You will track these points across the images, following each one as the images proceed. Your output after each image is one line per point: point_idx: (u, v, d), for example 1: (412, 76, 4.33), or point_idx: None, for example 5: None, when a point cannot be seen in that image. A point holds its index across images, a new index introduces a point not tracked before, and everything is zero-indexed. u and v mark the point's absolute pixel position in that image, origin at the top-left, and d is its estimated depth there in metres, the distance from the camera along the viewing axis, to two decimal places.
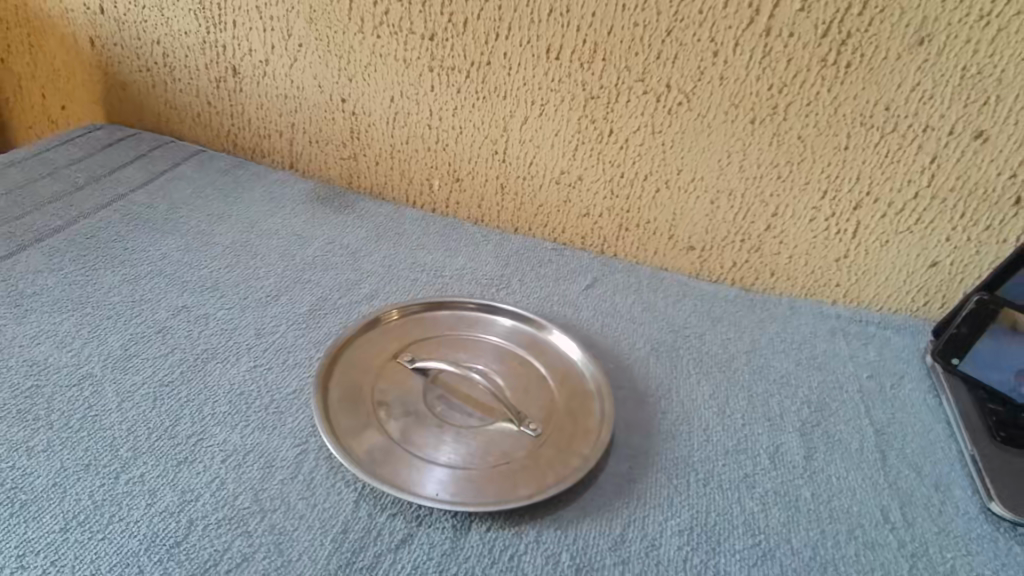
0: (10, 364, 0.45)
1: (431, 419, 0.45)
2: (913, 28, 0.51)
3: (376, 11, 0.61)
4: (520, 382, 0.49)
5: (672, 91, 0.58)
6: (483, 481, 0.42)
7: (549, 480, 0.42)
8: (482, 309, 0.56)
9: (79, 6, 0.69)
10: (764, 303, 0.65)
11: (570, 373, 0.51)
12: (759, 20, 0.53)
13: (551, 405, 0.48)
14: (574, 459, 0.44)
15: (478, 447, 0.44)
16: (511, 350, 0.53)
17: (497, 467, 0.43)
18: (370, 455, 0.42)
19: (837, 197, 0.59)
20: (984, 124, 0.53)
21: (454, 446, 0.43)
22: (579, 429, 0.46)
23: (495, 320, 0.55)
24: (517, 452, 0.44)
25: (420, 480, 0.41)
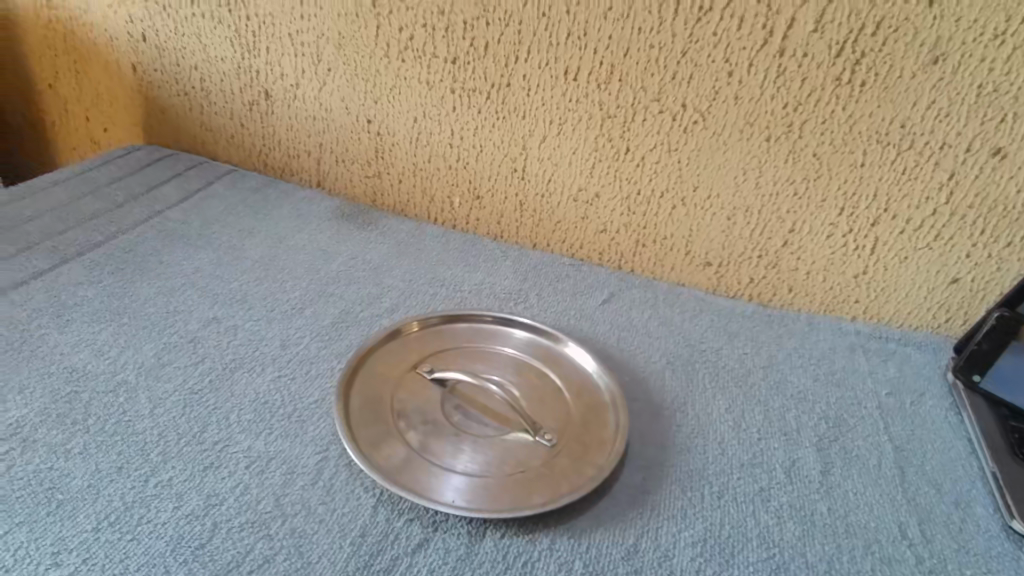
0: (52, 370, 0.47)
1: (448, 428, 0.46)
2: (927, 47, 0.51)
3: (402, 36, 0.63)
4: (535, 394, 0.50)
5: (687, 111, 0.59)
6: (499, 489, 0.43)
7: (564, 489, 0.43)
8: (499, 321, 0.57)
9: (122, 34, 0.73)
10: (782, 319, 0.65)
11: (585, 385, 0.52)
12: (773, 41, 0.54)
13: (566, 416, 0.49)
14: (589, 469, 0.45)
15: (494, 456, 0.45)
16: (527, 362, 0.54)
17: (513, 475, 0.44)
18: (389, 462, 0.43)
19: (854, 213, 0.60)
20: (1002, 141, 0.53)
21: (471, 454, 0.45)
22: (594, 440, 0.47)
23: (511, 333, 0.57)
24: (533, 461, 0.45)
25: (437, 487, 0.42)
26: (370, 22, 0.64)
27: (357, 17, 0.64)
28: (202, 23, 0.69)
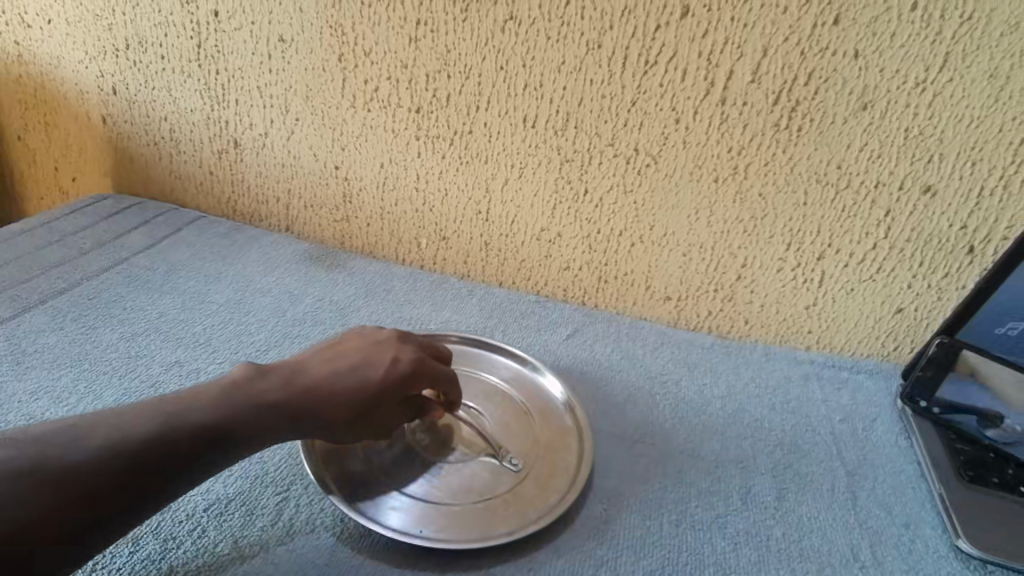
0: (9, 419, 0.47)
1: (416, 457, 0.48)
2: (856, 95, 0.54)
3: (367, 88, 0.66)
4: (502, 418, 0.53)
5: (640, 155, 0.61)
6: (465, 518, 0.44)
7: (528, 516, 0.45)
8: (472, 343, 0.61)
9: (93, 88, 0.74)
10: (739, 350, 0.67)
11: (549, 409, 0.55)
12: (714, 91, 0.56)
13: (531, 443, 0.51)
14: (552, 496, 0.47)
15: (460, 485, 0.47)
16: (495, 387, 0.57)
17: (479, 505, 0.45)
18: (357, 493, 0.45)
19: (801, 248, 0.62)
20: (931, 180, 0.56)
21: (438, 486, 0.46)
22: (558, 468, 0.49)
23: (485, 355, 0.60)
24: (498, 489, 0.47)
25: (404, 518, 0.44)
26: (336, 75, 0.66)
27: (324, 70, 0.66)
28: (172, 77, 0.71)
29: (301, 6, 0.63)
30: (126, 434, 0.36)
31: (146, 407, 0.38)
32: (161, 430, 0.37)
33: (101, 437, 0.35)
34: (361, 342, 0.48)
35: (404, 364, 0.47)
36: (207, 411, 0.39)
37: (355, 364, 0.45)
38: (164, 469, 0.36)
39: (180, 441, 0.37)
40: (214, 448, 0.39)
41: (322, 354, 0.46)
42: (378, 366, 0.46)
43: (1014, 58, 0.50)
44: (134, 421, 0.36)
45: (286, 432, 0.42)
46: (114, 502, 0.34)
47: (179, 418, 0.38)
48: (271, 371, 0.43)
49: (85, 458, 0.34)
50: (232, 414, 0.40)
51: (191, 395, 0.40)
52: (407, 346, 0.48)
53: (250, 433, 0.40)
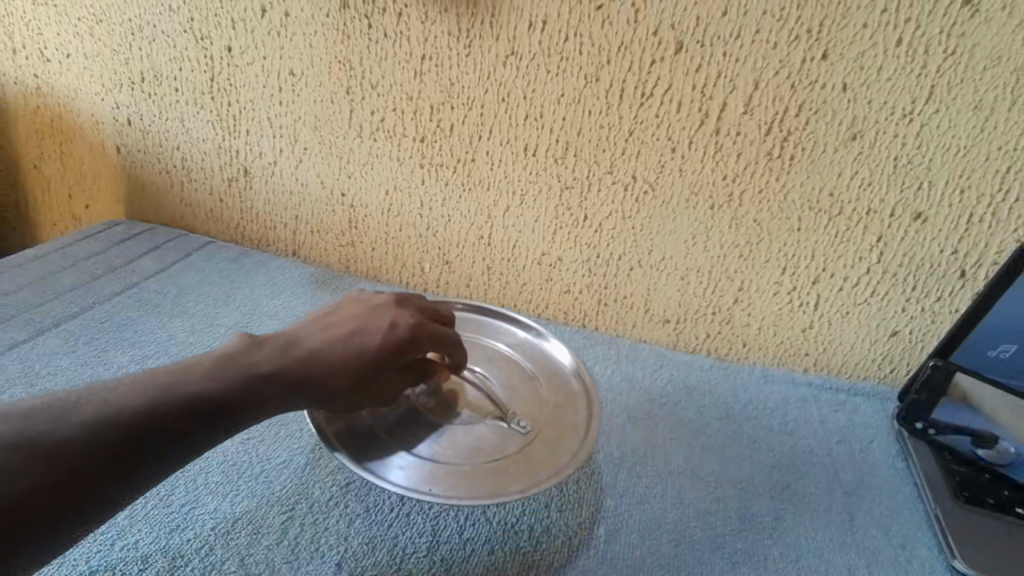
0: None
1: (426, 420, 0.50)
2: (845, 126, 0.55)
3: (374, 119, 0.68)
4: (507, 380, 0.56)
5: (637, 182, 0.63)
6: (476, 477, 0.45)
7: (538, 473, 0.46)
8: (476, 310, 0.63)
9: (109, 119, 0.77)
10: (737, 373, 0.69)
11: (554, 370, 0.57)
12: (708, 121, 0.58)
13: (538, 406, 0.53)
14: (560, 454, 0.48)
15: (470, 448, 0.48)
16: (500, 351, 0.59)
17: (488, 466, 0.47)
18: (370, 454, 0.47)
19: (796, 272, 0.63)
20: (921, 207, 0.57)
21: (447, 448, 0.48)
22: (568, 428, 0.50)
23: (489, 322, 0.62)
24: (507, 451, 0.48)
25: (414, 478, 0.45)
26: (343, 106, 0.68)
27: (331, 102, 0.68)
28: (185, 109, 0.73)
29: (310, 42, 0.65)
30: (117, 408, 0.37)
31: (138, 382, 0.39)
32: (152, 403, 0.38)
33: (90, 412, 0.36)
34: (357, 311, 0.50)
35: (401, 328, 0.49)
36: (201, 384, 0.40)
37: (351, 331, 0.47)
38: (158, 441, 0.37)
39: (173, 415, 0.38)
40: (212, 420, 0.39)
41: (318, 325, 0.48)
42: (375, 332, 0.48)
43: (999, 91, 0.51)
44: (127, 395, 0.37)
45: (286, 400, 0.43)
46: (106, 476, 0.35)
47: (172, 391, 0.39)
48: (265, 342, 0.45)
49: (74, 434, 0.35)
50: (230, 384, 0.41)
51: (184, 368, 0.41)
52: (404, 312, 0.50)
53: (248, 403, 0.41)
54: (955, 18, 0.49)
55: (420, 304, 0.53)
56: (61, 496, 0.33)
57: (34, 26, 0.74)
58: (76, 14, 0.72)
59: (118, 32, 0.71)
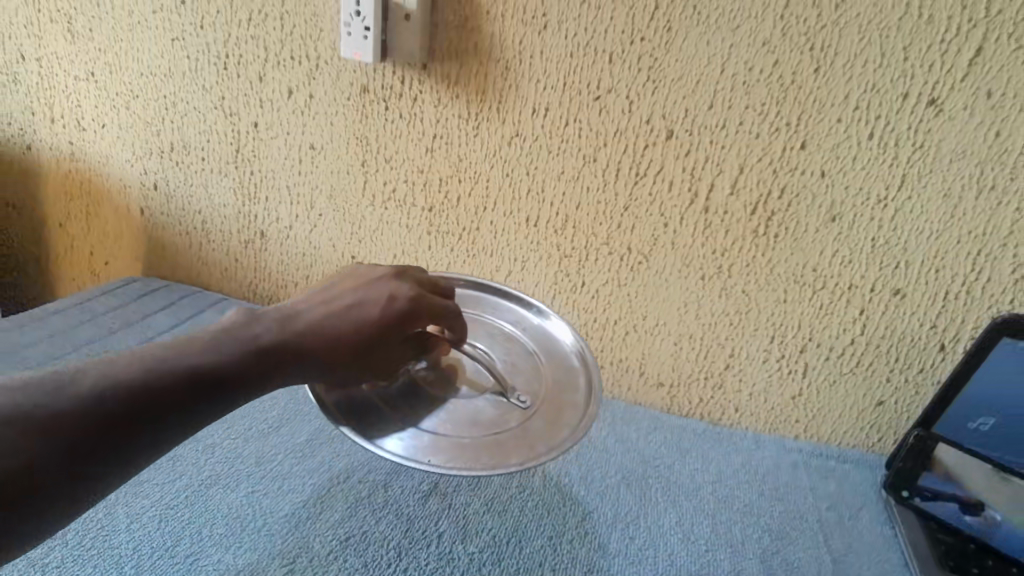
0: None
1: (426, 393, 0.52)
2: (825, 209, 0.59)
3: (386, 189, 0.72)
4: (509, 357, 0.56)
5: (632, 253, 0.67)
6: (477, 450, 0.48)
7: (537, 447, 0.48)
8: (477, 287, 0.63)
9: (135, 184, 0.81)
10: (729, 437, 0.71)
11: (554, 348, 0.58)
12: (698, 200, 0.62)
13: (539, 383, 0.54)
14: (559, 430, 0.50)
15: (471, 422, 0.50)
16: (501, 327, 0.59)
17: (489, 439, 0.49)
18: (373, 425, 0.49)
19: (784, 341, 0.66)
20: (900, 284, 0.60)
21: (449, 423, 0.50)
22: (567, 404, 0.52)
23: (490, 298, 0.62)
24: (507, 425, 0.50)
25: (418, 449, 0.47)
26: (358, 178, 0.72)
27: (347, 173, 0.72)
28: (209, 176, 0.78)
29: (331, 120, 0.70)
30: (114, 381, 0.36)
31: (134, 355, 0.39)
32: (150, 377, 0.37)
33: (87, 385, 0.35)
34: (355, 284, 0.50)
35: (399, 301, 0.50)
36: (199, 357, 0.40)
37: (350, 304, 0.48)
38: (157, 412, 0.37)
39: (172, 386, 0.38)
40: (213, 393, 0.40)
41: (317, 298, 0.49)
42: (375, 305, 0.49)
43: (965, 182, 0.54)
44: (124, 367, 0.37)
45: (288, 371, 0.44)
46: (102, 448, 0.35)
47: (171, 364, 0.39)
48: (264, 316, 0.46)
49: (69, 407, 0.34)
50: (230, 358, 0.41)
51: (183, 343, 0.41)
52: (402, 284, 0.51)
53: (250, 374, 0.42)
54: (920, 116, 0.53)
55: (418, 277, 0.54)
56: (59, 468, 0.33)
57: (73, 99, 0.80)
58: (114, 89, 0.77)
59: (153, 106, 0.76)
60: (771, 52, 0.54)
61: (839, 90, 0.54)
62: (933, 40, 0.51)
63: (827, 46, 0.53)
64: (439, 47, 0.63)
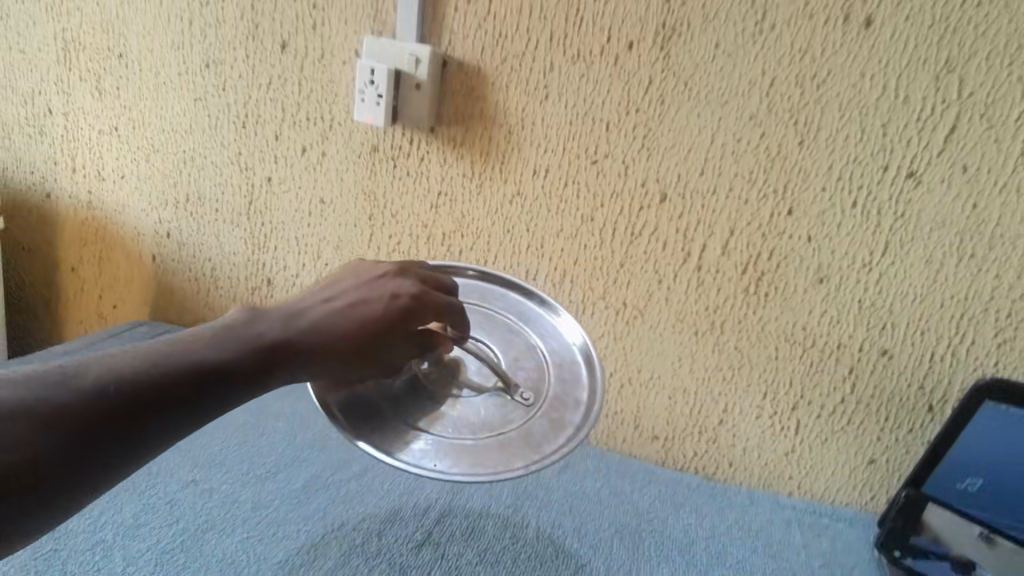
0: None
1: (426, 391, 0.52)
2: (813, 271, 0.61)
3: (391, 241, 0.74)
4: (512, 354, 0.55)
5: (627, 308, 0.69)
6: (481, 455, 0.48)
7: (539, 447, 0.48)
8: (484, 278, 0.60)
9: (149, 231, 0.84)
10: (723, 492, 0.71)
11: (559, 343, 0.56)
12: (691, 259, 0.64)
13: (543, 380, 0.53)
14: (561, 426, 0.50)
15: (473, 423, 0.51)
16: (506, 321, 0.57)
17: (493, 443, 0.49)
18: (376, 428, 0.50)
19: (776, 398, 0.67)
20: (887, 344, 0.61)
21: (454, 428, 0.50)
22: (571, 402, 0.52)
23: (496, 290, 0.60)
24: (509, 425, 0.50)
25: (424, 456, 0.48)
26: (365, 230, 0.75)
27: (354, 226, 0.75)
28: (221, 226, 0.80)
29: (342, 176, 0.73)
30: (115, 377, 0.34)
31: (133, 351, 0.37)
32: (152, 376, 0.36)
33: (89, 380, 0.34)
34: (357, 279, 0.48)
35: (402, 298, 0.47)
36: (202, 354, 0.38)
37: (353, 302, 0.46)
38: (160, 407, 0.35)
39: (172, 384, 0.36)
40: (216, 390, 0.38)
41: (318, 294, 0.46)
42: (379, 302, 0.46)
43: (947, 249, 0.57)
44: (123, 363, 0.35)
45: (292, 370, 0.42)
46: (106, 442, 0.33)
47: (173, 363, 0.37)
48: (265, 314, 0.43)
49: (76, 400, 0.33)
50: (232, 356, 0.39)
51: (183, 341, 0.39)
52: (405, 280, 0.48)
53: (253, 371, 0.40)
54: (901, 187, 0.56)
55: (423, 272, 0.51)
56: (63, 462, 0.32)
57: (96, 151, 0.83)
58: (136, 143, 0.81)
59: (172, 159, 0.80)
60: (758, 125, 0.58)
61: (822, 161, 0.57)
62: (910, 118, 0.54)
63: (811, 122, 0.56)
64: (446, 112, 0.67)
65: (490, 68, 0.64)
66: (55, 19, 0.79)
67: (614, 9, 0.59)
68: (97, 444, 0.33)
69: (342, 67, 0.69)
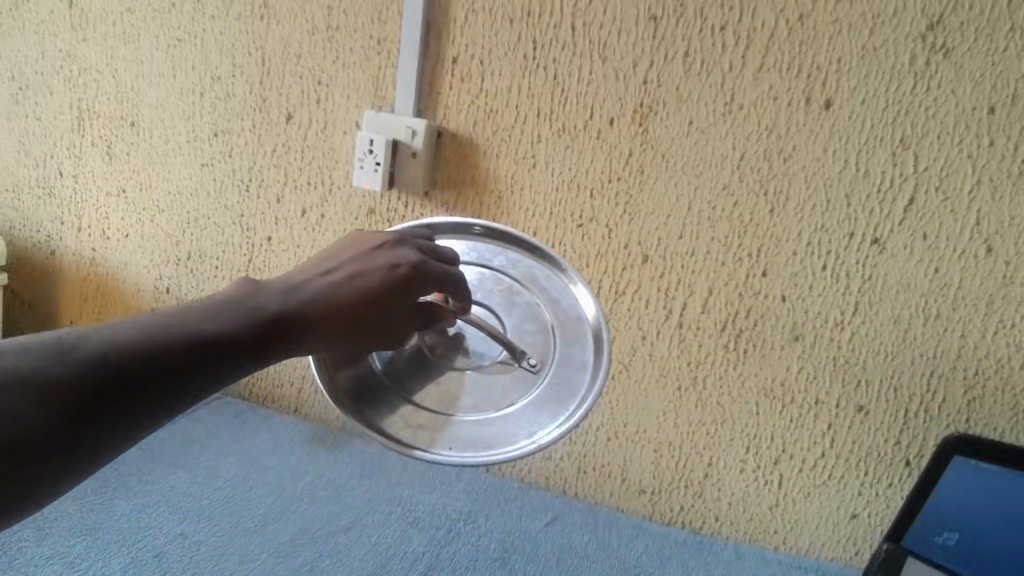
0: None
1: (432, 362, 0.55)
2: (789, 329, 0.64)
3: None
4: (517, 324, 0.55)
5: (613, 363, 0.71)
6: (489, 434, 0.53)
7: (546, 422, 0.52)
8: (492, 232, 0.56)
9: (149, 286, 0.87)
10: (710, 546, 0.72)
11: (564, 308, 0.55)
12: (673, 316, 0.67)
13: (547, 350, 0.54)
14: (560, 407, 0.53)
15: (481, 398, 0.54)
16: (511, 285, 0.55)
17: (499, 423, 0.53)
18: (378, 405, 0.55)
19: (758, 452, 0.69)
20: (862, 400, 0.64)
21: (464, 407, 0.54)
22: (572, 371, 0.53)
23: (503, 247, 0.56)
24: (514, 399, 0.54)
25: (436, 438, 0.54)
26: None
27: None
28: (219, 283, 0.83)
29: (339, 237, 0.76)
30: (117, 345, 0.34)
31: (133, 320, 0.36)
32: (153, 344, 0.35)
33: (89, 351, 0.33)
34: (356, 250, 0.48)
35: (401, 269, 0.48)
36: (203, 322, 0.38)
37: (354, 274, 0.46)
38: (163, 376, 0.35)
39: (173, 350, 0.35)
40: (216, 357, 0.37)
41: (318, 267, 0.47)
42: (378, 273, 0.47)
43: (913, 310, 0.60)
44: (125, 331, 0.35)
45: (294, 339, 0.42)
46: (101, 420, 0.32)
47: (176, 330, 0.36)
48: (266, 284, 0.43)
49: (73, 370, 0.32)
50: (236, 323, 0.39)
51: (185, 310, 0.38)
52: (404, 250, 0.49)
53: (255, 338, 0.39)
54: (866, 253, 0.60)
55: (421, 242, 0.52)
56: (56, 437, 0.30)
57: (102, 212, 0.86)
58: (142, 205, 0.84)
59: (175, 220, 0.83)
60: (731, 195, 0.62)
61: (792, 228, 0.61)
62: (871, 190, 0.58)
63: (780, 192, 0.60)
64: (440, 179, 0.71)
65: (481, 140, 0.68)
66: (71, 89, 0.84)
67: (595, 90, 0.63)
68: (94, 422, 0.32)
69: (342, 137, 0.73)
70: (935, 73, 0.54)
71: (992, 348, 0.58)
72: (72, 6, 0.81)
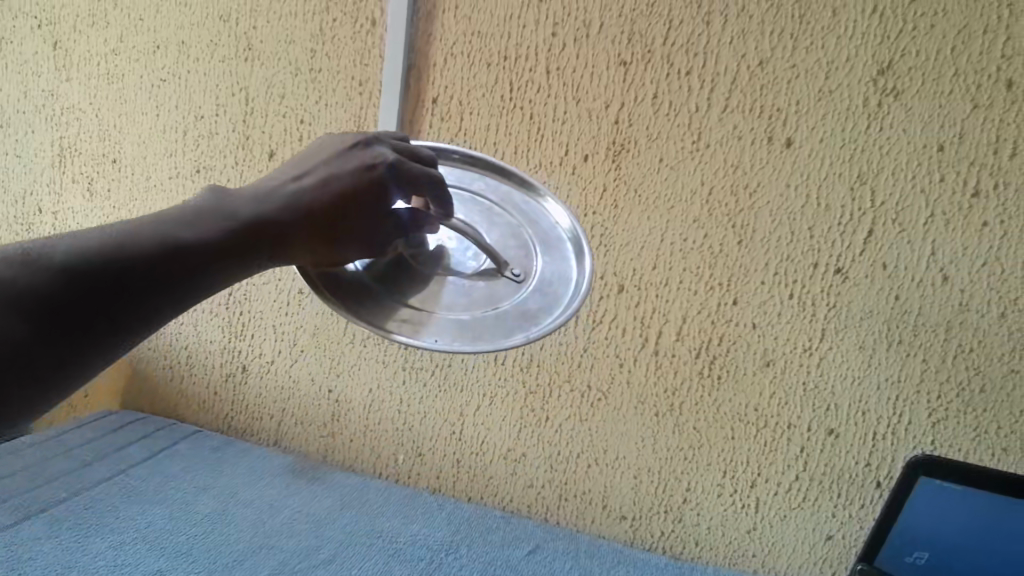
0: None
1: (408, 264, 0.50)
2: (759, 355, 0.66)
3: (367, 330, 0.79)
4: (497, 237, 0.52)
5: (591, 390, 0.72)
6: (479, 330, 0.46)
7: (539, 315, 0.47)
8: (472, 161, 0.56)
9: None
10: (690, 569, 0.71)
11: (542, 226, 0.54)
12: (649, 343, 0.69)
13: (529, 258, 0.51)
14: (555, 304, 0.48)
15: (466, 301, 0.48)
16: (490, 205, 0.54)
17: (485, 318, 0.47)
18: (366, 305, 0.47)
19: (735, 476, 0.70)
20: (833, 424, 0.65)
21: (448, 307, 0.48)
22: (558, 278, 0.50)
23: (485, 176, 0.56)
24: (501, 299, 0.48)
25: (419, 331, 0.46)
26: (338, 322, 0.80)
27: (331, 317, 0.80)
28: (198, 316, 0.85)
29: None
30: (89, 251, 0.35)
31: (107, 226, 0.38)
32: (121, 247, 0.36)
33: (60, 257, 0.34)
34: (327, 154, 0.48)
35: (378, 170, 0.46)
36: (175, 231, 0.39)
37: (327, 179, 0.46)
38: (131, 278, 0.36)
39: (142, 256, 0.37)
40: (195, 260, 0.39)
41: (288, 174, 0.47)
42: (350, 177, 0.46)
43: (876, 336, 0.62)
44: (94, 236, 0.36)
45: (270, 244, 0.43)
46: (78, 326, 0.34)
47: (146, 237, 0.38)
48: (238, 192, 0.44)
49: (49, 281, 0.33)
50: (212, 234, 0.40)
51: (157, 217, 0.40)
52: (380, 149, 0.48)
53: (232, 243, 0.41)
54: (830, 281, 0.62)
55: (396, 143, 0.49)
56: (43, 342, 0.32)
57: None
58: None
59: None
60: (701, 227, 0.64)
61: (759, 258, 0.63)
62: (832, 223, 0.61)
63: (747, 225, 0.63)
64: None
65: None
66: (53, 128, 0.84)
67: (570, 128, 0.66)
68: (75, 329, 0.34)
69: None
70: (887, 114, 0.58)
71: (952, 372, 0.61)
72: (56, 47, 0.82)
